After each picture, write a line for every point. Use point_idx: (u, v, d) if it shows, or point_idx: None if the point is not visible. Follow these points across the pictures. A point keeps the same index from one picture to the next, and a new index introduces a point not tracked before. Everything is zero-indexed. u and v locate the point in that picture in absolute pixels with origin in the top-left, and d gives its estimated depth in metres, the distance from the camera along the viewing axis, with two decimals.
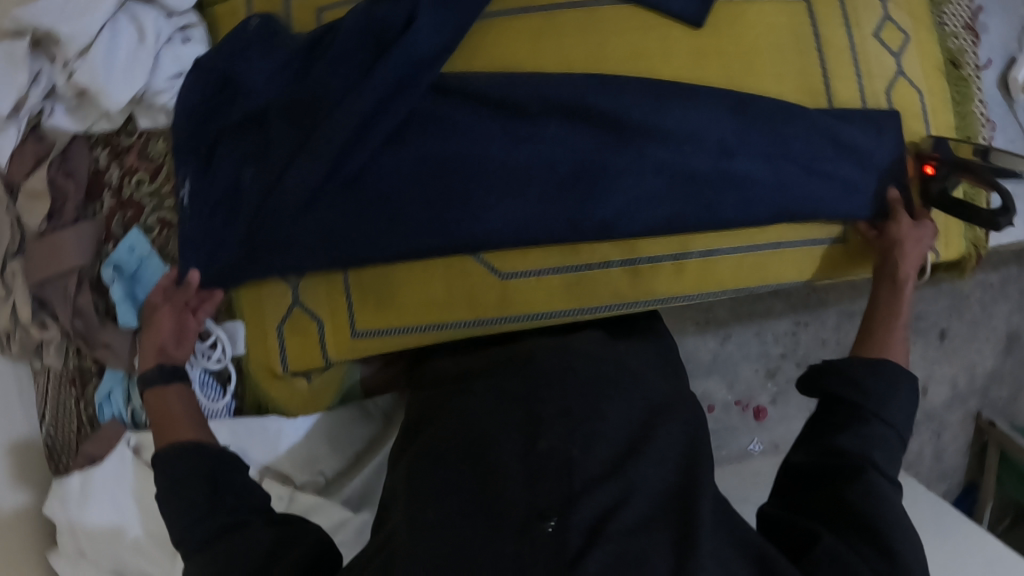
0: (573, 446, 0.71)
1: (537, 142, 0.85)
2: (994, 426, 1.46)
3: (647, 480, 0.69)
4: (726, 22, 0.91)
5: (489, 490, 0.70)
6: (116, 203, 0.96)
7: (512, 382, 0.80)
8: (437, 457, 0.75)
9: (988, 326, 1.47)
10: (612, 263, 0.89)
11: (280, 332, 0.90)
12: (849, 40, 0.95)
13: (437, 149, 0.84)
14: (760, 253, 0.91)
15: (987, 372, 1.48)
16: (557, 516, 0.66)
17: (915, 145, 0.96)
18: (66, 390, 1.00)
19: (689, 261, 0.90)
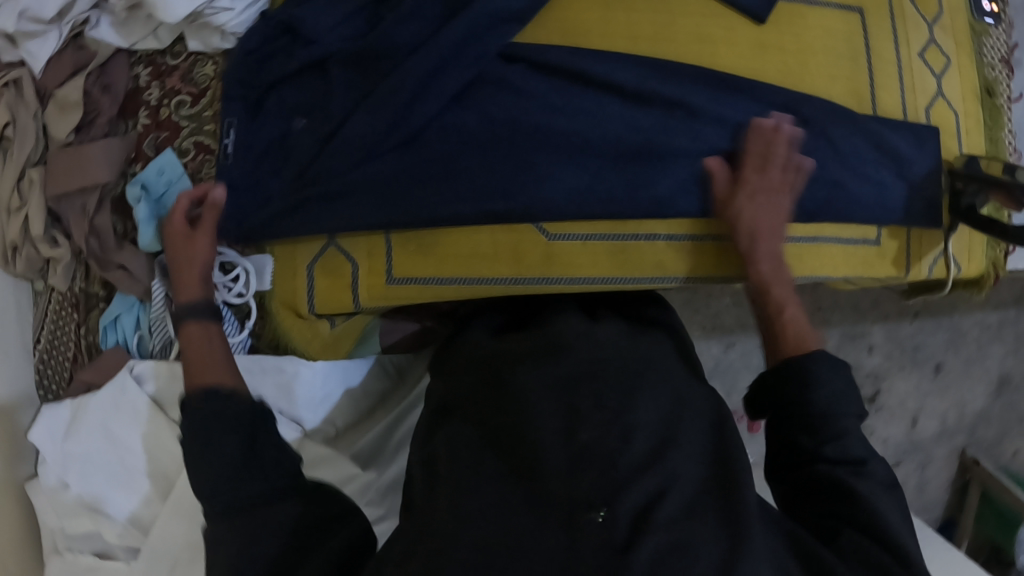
0: (613, 438, 0.70)
1: (596, 112, 0.87)
2: (978, 463, 1.47)
3: (687, 472, 0.69)
4: (787, 19, 0.93)
5: (532, 483, 0.69)
6: (152, 122, 0.93)
7: (545, 371, 0.79)
8: (475, 451, 0.74)
9: (982, 366, 1.49)
10: (658, 237, 0.88)
11: (311, 272, 0.88)
12: (897, 55, 0.98)
13: (497, 108, 0.85)
14: (801, 245, 0.92)
15: (977, 412, 1.51)
16: (603, 507, 0.64)
17: (950, 162, 1.00)
18: (66, 315, 0.94)
19: (730, 243, 0.90)
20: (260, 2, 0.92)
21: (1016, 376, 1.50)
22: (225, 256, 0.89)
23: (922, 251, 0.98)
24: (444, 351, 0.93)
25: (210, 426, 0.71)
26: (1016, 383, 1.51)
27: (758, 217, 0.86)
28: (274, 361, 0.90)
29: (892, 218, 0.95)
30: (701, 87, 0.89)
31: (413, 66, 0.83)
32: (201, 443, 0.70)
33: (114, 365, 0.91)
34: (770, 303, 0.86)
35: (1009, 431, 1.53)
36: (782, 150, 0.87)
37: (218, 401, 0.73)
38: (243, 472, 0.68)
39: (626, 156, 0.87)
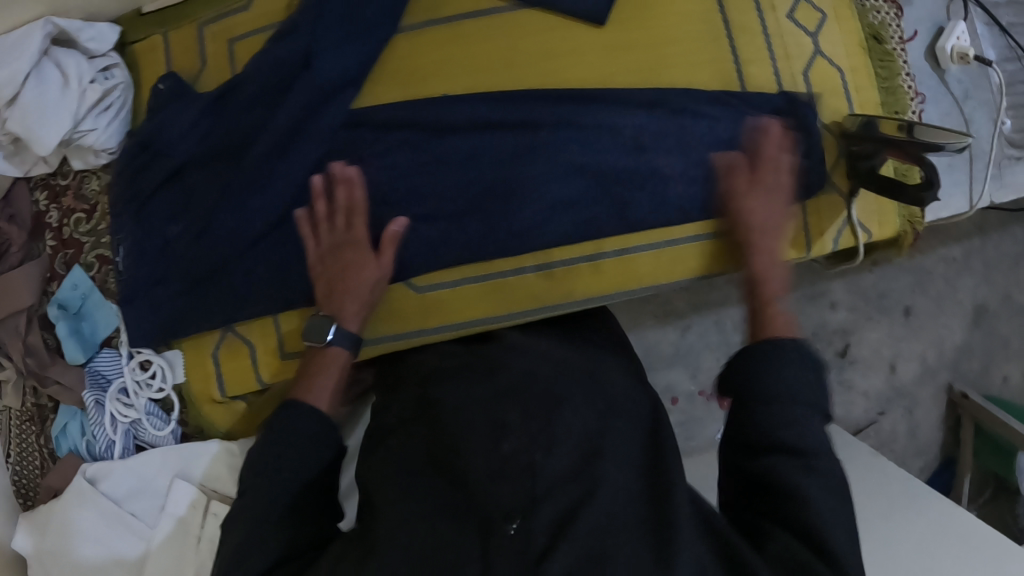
0: (535, 450, 0.67)
1: (450, 154, 0.86)
2: (968, 398, 1.45)
3: (614, 479, 0.66)
4: (632, 14, 0.90)
5: (456, 494, 0.67)
6: (58, 242, 0.99)
7: (477, 387, 0.77)
8: (403, 465, 0.72)
9: (954, 300, 1.50)
10: (526, 269, 0.88)
11: (217, 358, 0.94)
12: (761, 24, 0.95)
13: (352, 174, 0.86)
14: (679, 247, 0.90)
15: (957, 345, 1.50)
16: (520, 518, 0.62)
17: (838, 124, 0.96)
18: (26, 429, 1.01)
19: (605, 260, 0.88)
20: (124, 112, 0.97)
21: (993, 304, 1.50)
22: (141, 355, 0.96)
23: (824, 226, 0.94)
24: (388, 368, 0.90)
25: (298, 440, 0.71)
26: (994, 311, 1.51)
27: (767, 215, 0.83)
28: (207, 449, 0.96)
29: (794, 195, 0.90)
30: (552, 106, 0.87)
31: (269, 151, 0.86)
32: (276, 445, 0.70)
33: (70, 470, 0.97)
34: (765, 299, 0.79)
35: (993, 358, 1.51)
36: (778, 152, 0.85)
37: (306, 426, 0.72)
38: (289, 461, 0.70)
39: (489, 193, 0.86)
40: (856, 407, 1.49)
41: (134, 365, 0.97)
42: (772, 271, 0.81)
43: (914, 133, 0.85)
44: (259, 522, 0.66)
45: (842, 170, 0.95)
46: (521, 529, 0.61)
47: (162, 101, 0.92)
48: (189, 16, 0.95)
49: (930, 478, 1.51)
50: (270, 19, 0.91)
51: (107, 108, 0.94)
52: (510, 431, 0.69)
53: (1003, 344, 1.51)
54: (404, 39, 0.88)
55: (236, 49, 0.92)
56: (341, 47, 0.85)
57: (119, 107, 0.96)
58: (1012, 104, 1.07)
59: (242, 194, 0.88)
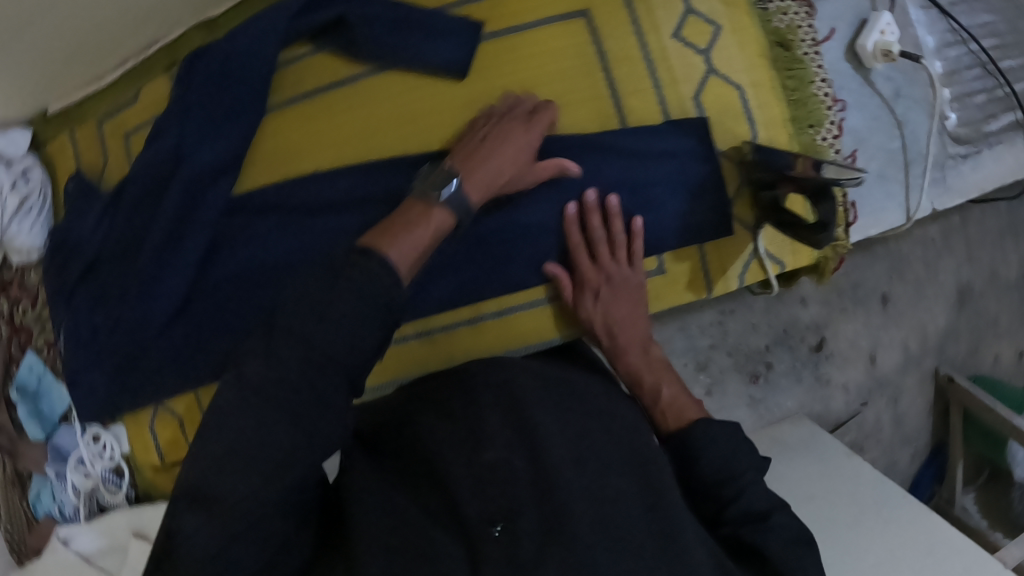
0: (519, 454, 0.68)
1: (328, 230, 0.91)
2: (954, 383, 1.36)
3: (599, 479, 0.67)
4: (496, 62, 0.88)
5: (440, 503, 0.67)
6: (12, 329, 1.10)
7: (457, 410, 0.76)
8: (381, 473, 0.72)
9: (935, 282, 1.41)
10: (408, 336, 0.90)
11: (153, 430, 1.02)
12: (643, 50, 0.89)
13: (251, 257, 0.92)
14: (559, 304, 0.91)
15: (940, 329, 1.42)
16: (503, 521, 0.64)
17: (738, 150, 0.89)
18: (10, 494, 1.12)
19: (484, 322, 0.90)
20: (47, 210, 1.04)
21: (978, 284, 1.44)
22: (92, 431, 1.04)
23: (726, 263, 0.90)
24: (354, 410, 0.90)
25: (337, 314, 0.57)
26: (979, 291, 1.45)
27: (609, 310, 0.87)
28: (155, 511, 1.05)
29: (676, 234, 0.88)
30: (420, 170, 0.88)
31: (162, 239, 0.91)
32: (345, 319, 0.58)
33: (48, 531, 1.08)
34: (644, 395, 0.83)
35: (982, 338, 1.45)
36: (598, 225, 0.85)
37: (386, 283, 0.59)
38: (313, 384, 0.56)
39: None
40: (836, 401, 1.39)
41: (87, 439, 1.04)
42: (642, 368, 0.85)
43: (820, 173, 0.78)
44: (234, 455, 0.55)
45: (745, 199, 0.90)
46: (505, 532, 0.63)
47: (78, 203, 1.00)
48: (88, 114, 1.02)
49: (920, 467, 1.46)
50: (151, 112, 0.97)
51: (29, 209, 1.02)
52: (490, 439, 0.70)
53: (992, 323, 1.45)
54: (277, 118, 0.91)
55: (131, 143, 0.98)
56: (211, 141, 0.88)
57: (39, 205, 1.03)
58: (955, 94, 0.98)
59: (145, 280, 0.92)
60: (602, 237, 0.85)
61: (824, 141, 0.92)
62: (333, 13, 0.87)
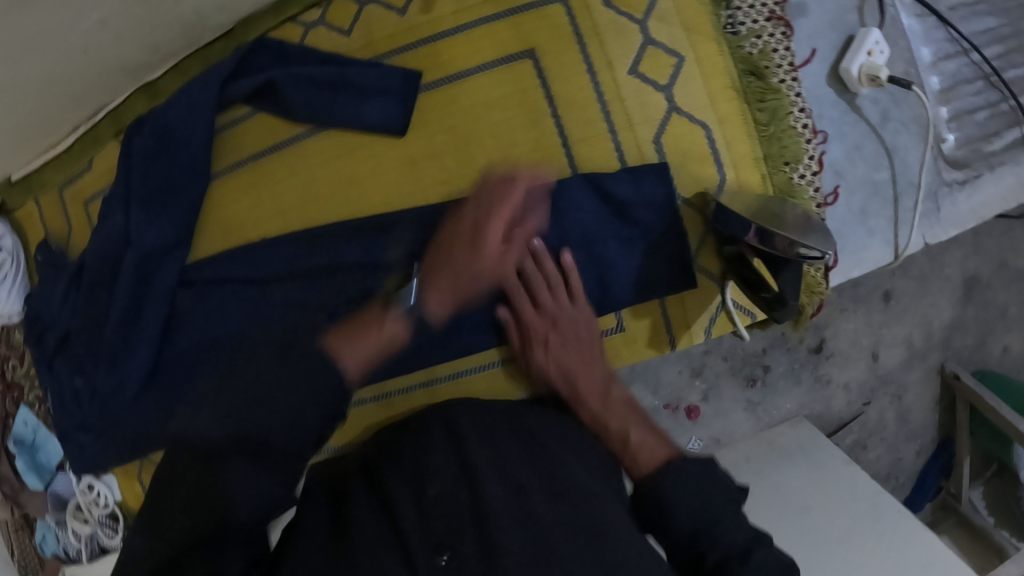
0: (462, 487, 0.67)
1: (272, 299, 0.88)
2: (959, 379, 1.27)
3: (541, 507, 0.66)
4: (435, 116, 0.82)
5: (384, 531, 0.64)
6: (4, 386, 1.14)
7: (406, 452, 0.74)
8: (322, 516, 0.69)
9: (940, 276, 1.28)
10: (367, 400, 0.90)
11: (143, 480, 1.07)
12: (596, 91, 0.82)
13: (204, 329, 0.90)
14: (516, 365, 0.90)
15: (946, 323, 1.29)
16: (450, 549, 0.61)
17: (703, 197, 0.84)
18: (18, 535, 1.17)
19: (438, 386, 0.89)
20: (20, 276, 1.06)
21: (985, 274, 1.29)
22: (86, 479, 1.09)
23: (690, 317, 0.85)
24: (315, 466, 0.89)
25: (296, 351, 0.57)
26: (987, 281, 1.30)
27: (565, 355, 0.83)
28: None
29: (636, 290, 0.84)
30: (361, 231, 0.84)
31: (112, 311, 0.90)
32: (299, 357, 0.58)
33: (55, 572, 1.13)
34: (611, 440, 0.78)
35: (991, 330, 1.32)
36: (533, 270, 0.83)
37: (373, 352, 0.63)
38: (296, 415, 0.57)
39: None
40: (837, 402, 1.30)
41: (83, 487, 1.10)
42: (605, 414, 0.80)
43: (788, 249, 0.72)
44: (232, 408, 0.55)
45: (712, 249, 0.84)
46: (452, 561, 0.60)
47: (47, 271, 1.02)
48: (49, 183, 1.03)
49: (925, 465, 1.35)
50: (103, 180, 0.98)
51: (3, 277, 1.04)
52: (432, 475, 0.69)
53: (1001, 314, 1.31)
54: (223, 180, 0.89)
55: (91, 209, 0.99)
56: (152, 213, 0.87)
57: (12, 273, 1.05)
58: (953, 112, 0.89)
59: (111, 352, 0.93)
60: (556, 277, 0.82)
61: (802, 178, 0.85)
62: (262, 79, 0.84)
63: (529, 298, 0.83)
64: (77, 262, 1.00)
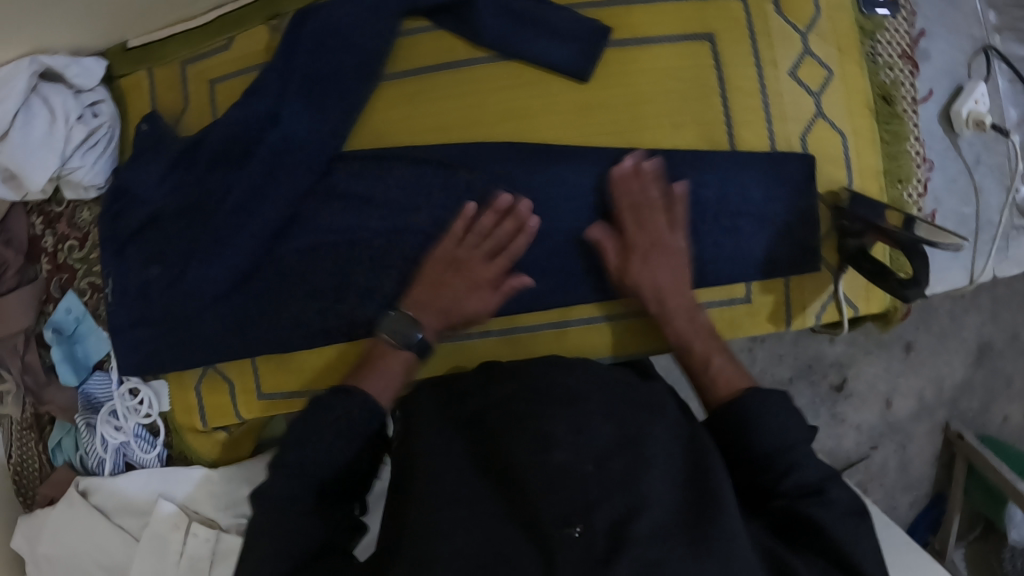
0: (588, 459, 0.62)
1: (408, 215, 0.87)
2: (962, 438, 1.31)
3: (663, 487, 0.62)
4: (615, 71, 0.86)
5: (510, 493, 0.63)
6: (52, 267, 1.04)
7: (522, 402, 0.69)
8: (445, 462, 0.67)
9: (958, 337, 1.34)
10: (492, 332, 0.90)
11: (198, 392, 0.97)
12: (759, 82, 0.89)
13: (326, 232, 0.89)
14: (646, 319, 0.91)
15: (956, 383, 1.35)
16: (582, 523, 0.58)
17: (834, 197, 0.91)
18: (27, 435, 1.10)
19: (570, 328, 0.90)
20: (110, 149, 0.99)
21: (999, 342, 1.34)
22: (130, 382, 1.00)
23: (806, 301, 0.92)
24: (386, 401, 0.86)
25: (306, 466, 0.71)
26: (999, 349, 1.34)
27: (655, 276, 0.83)
28: (189, 475, 1.00)
29: (758, 270, 0.89)
30: (521, 163, 0.85)
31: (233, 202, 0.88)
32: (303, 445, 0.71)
33: (66, 481, 1.05)
34: (693, 356, 0.81)
35: (993, 399, 1.35)
36: (647, 190, 0.82)
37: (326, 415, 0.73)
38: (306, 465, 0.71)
39: (442, 261, 0.87)
40: (846, 440, 1.37)
41: (124, 391, 1.00)
42: (691, 335, 0.82)
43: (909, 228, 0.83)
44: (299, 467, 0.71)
45: (832, 243, 0.92)
46: (583, 534, 0.58)
47: (141, 148, 0.94)
48: (170, 56, 0.97)
49: (915, 517, 1.39)
50: (244, 62, 0.92)
51: (94, 145, 0.97)
52: (554, 439, 0.63)
53: (1005, 384, 1.35)
54: (390, 86, 0.88)
55: (218, 90, 0.93)
56: (305, 111, 0.86)
57: (104, 143, 0.99)
58: None
59: (213, 243, 0.88)
60: (617, 220, 0.84)
61: (911, 198, 0.94)
62: None
63: (635, 215, 0.83)
64: (180, 141, 0.92)
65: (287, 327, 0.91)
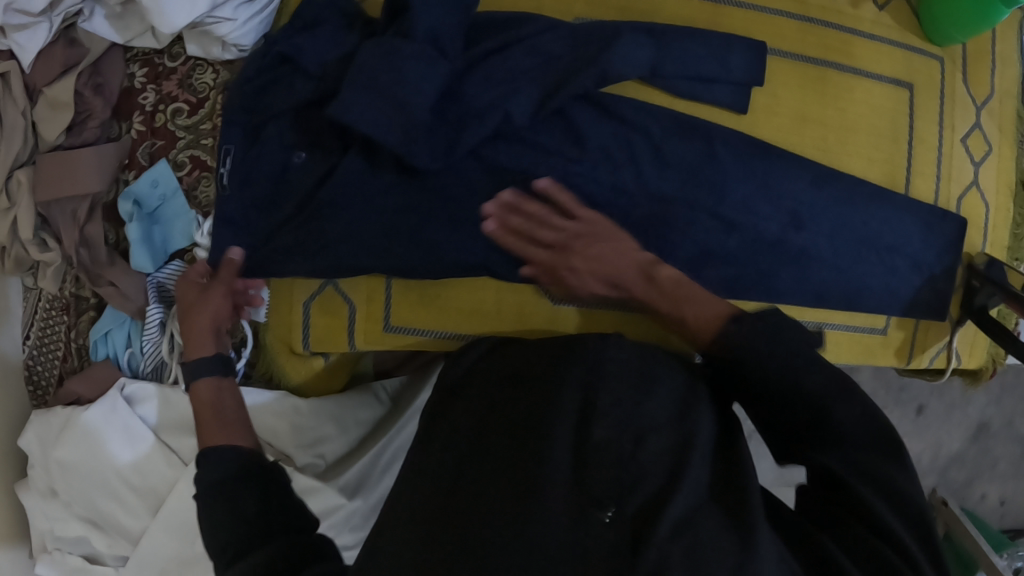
0: (628, 440, 0.62)
1: (601, 177, 0.82)
2: (946, 505, 1.47)
3: (701, 477, 0.61)
4: (833, 93, 0.89)
5: (533, 462, 0.61)
6: (146, 129, 0.89)
7: (568, 378, 0.69)
8: (479, 437, 0.67)
9: (963, 411, 1.50)
10: None
11: (308, 309, 0.87)
12: (939, 140, 0.92)
13: (510, 164, 0.80)
14: (803, 329, 0.91)
15: (951, 454, 1.51)
16: (614, 507, 0.57)
17: (970, 257, 0.95)
18: (57, 316, 0.95)
19: None
20: (266, 11, 0.87)
21: (995, 424, 1.51)
22: None
23: (927, 343, 0.96)
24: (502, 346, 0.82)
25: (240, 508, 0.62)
26: (994, 430, 1.52)
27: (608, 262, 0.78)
28: (277, 403, 0.90)
29: (903, 308, 0.92)
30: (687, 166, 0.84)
31: (416, 102, 0.74)
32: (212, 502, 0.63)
33: (103, 381, 0.91)
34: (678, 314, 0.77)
35: (979, 476, 1.53)
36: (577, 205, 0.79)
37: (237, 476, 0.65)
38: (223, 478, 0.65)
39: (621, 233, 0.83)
40: None
41: None
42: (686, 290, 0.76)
43: None
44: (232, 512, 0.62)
45: (958, 297, 0.96)
46: (615, 519, 0.57)
47: (313, 19, 0.82)
48: None
49: None
50: None
51: (253, 1, 0.84)
52: (599, 417, 0.63)
53: (992, 465, 1.52)
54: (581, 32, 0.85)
55: None
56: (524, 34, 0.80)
57: (263, 3, 0.86)
58: None
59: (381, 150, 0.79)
60: (549, 213, 0.78)
61: None
62: None
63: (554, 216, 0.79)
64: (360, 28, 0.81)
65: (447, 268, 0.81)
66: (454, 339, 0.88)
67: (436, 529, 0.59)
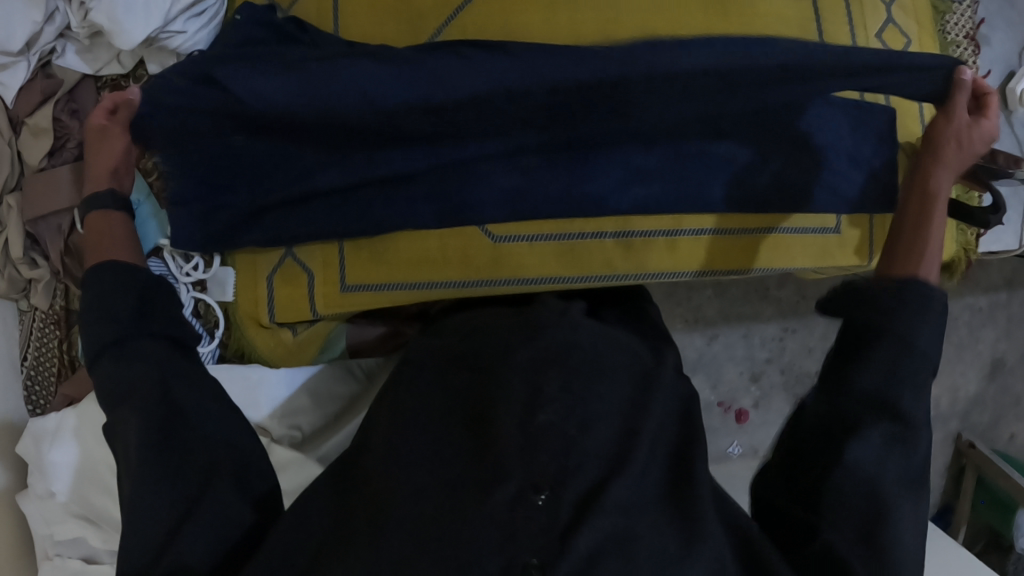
0: (573, 424, 0.59)
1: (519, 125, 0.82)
2: (974, 448, 1.32)
3: (647, 467, 0.60)
4: (737, 9, 0.93)
5: (482, 452, 0.58)
6: None
7: (521, 352, 0.66)
8: (421, 415, 0.64)
9: (975, 349, 1.35)
10: (604, 234, 0.90)
11: (270, 283, 0.93)
12: (853, 39, 0.95)
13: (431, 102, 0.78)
14: (749, 237, 0.93)
15: (971, 397, 1.36)
16: (549, 489, 0.55)
17: (910, 146, 0.96)
18: (49, 331, 1.01)
19: (681, 238, 0.91)
20: (213, 22, 0.96)
21: (1011, 359, 1.37)
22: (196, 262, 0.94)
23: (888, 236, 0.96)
24: (430, 328, 0.84)
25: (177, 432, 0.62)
26: (1011, 366, 1.37)
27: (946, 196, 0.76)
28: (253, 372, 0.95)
29: (847, 204, 0.93)
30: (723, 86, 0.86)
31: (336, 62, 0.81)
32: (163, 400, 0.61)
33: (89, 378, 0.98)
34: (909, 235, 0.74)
35: (1003, 416, 1.39)
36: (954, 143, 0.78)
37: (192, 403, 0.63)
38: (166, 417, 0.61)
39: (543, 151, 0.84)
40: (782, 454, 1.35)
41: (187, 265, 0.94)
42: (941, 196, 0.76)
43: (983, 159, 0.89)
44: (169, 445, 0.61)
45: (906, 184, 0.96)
46: (550, 501, 0.55)
47: None
48: None
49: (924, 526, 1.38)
50: None
51: (199, 14, 0.94)
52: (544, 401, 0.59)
53: (1014, 402, 1.38)
54: None
55: None
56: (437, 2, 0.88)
57: (210, 16, 0.96)
58: None
59: None
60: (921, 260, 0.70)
61: None
62: None
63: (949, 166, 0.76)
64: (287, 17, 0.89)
65: (382, 219, 0.86)
66: (405, 292, 0.91)
67: (366, 521, 0.58)
